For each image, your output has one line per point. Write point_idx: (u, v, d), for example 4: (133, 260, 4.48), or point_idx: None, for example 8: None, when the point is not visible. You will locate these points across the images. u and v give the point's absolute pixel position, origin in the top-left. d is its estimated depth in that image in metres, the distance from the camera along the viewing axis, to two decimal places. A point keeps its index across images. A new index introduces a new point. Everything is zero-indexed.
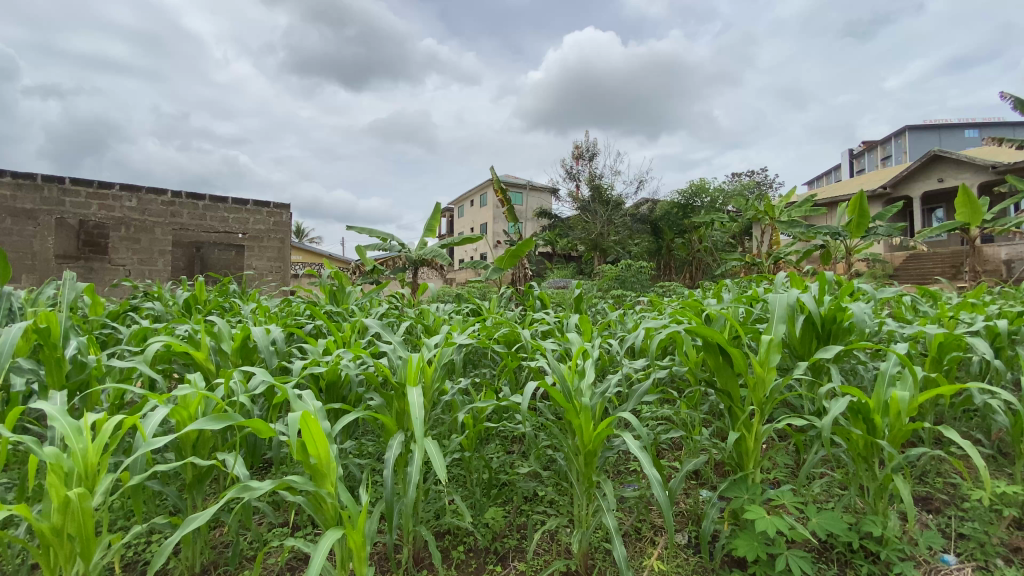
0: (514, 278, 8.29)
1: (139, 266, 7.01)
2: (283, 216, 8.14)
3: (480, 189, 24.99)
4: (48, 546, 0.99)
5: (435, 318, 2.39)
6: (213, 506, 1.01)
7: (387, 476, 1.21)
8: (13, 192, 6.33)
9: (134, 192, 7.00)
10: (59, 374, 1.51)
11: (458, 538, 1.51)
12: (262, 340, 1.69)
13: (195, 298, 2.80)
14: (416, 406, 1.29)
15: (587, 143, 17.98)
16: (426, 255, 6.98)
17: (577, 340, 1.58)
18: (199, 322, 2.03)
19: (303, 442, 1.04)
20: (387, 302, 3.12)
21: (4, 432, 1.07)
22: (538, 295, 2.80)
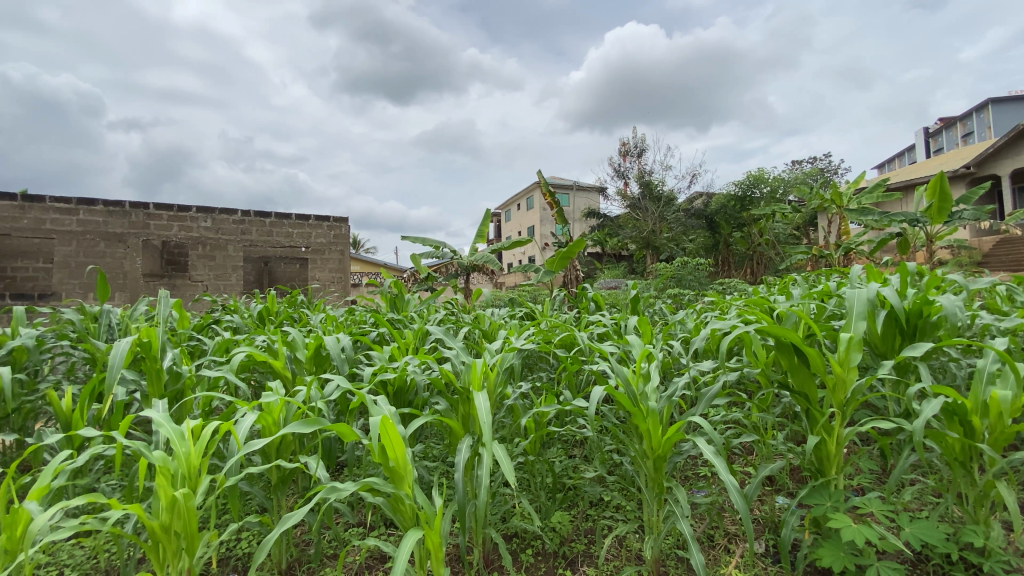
0: (566, 280, 8.27)
1: (216, 282, 7.54)
2: (342, 229, 8.51)
3: (527, 192, 25.02)
4: (157, 542, 1.08)
5: (491, 323, 2.42)
6: (303, 507, 1.08)
7: (457, 479, 1.24)
8: (105, 218, 6.95)
9: (208, 214, 7.54)
10: (158, 383, 1.67)
11: (526, 542, 1.52)
12: (334, 348, 1.78)
13: (268, 310, 2.98)
14: (483, 410, 1.31)
15: (635, 139, 17.64)
16: (478, 260, 7.10)
17: (639, 342, 1.55)
18: (275, 332, 2.16)
19: (381, 446, 1.09)
20: (444, 309, 3.18)
21: (118, 437, 1.18)
22: (593, 296, 2.76)
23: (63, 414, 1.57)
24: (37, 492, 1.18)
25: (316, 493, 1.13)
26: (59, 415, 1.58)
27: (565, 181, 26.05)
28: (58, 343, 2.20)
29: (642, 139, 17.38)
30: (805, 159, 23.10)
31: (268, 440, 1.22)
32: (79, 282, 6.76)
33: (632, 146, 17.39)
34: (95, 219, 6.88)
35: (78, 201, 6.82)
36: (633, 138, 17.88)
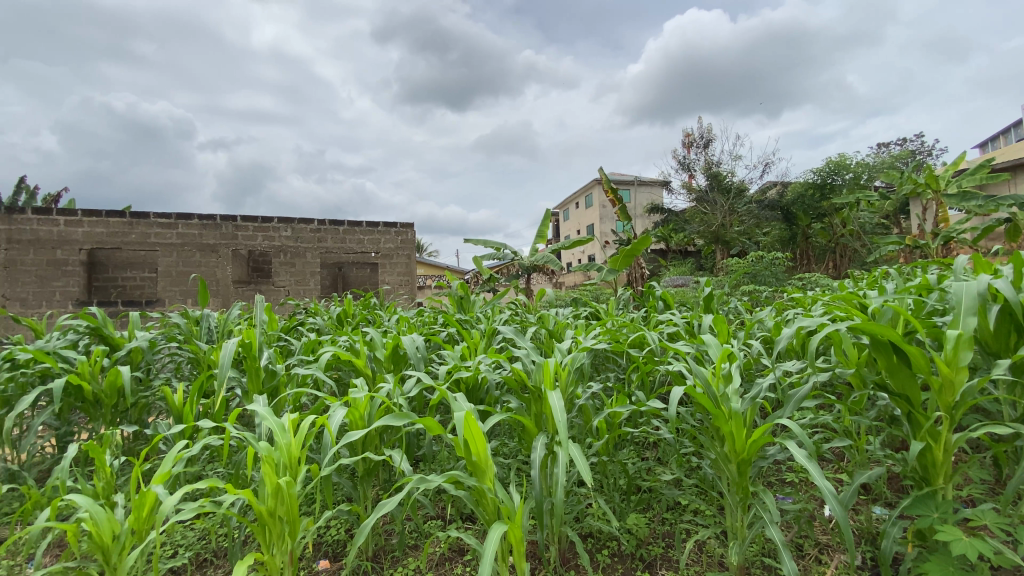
0: (630, 278, 8.14)
1: (296, 287, 8.07)
2: (409, 234, 8.84)
3: (585, 190, 24.68)
4: (264, 525, 1.18)
5: (557, 322, 2.42)
6: (397, 496, 1.17)
7: (534, 476, 1.27)
8: (200, 231, 7.62)
9: (289, 224, 8.08)
10: (258, 380, 1.84)
11: (602, 542, 1.52)
12: (412, 349, 1.87)
13: (345, 313, 3.15)
14: (557, 410, 1.32)
15: (699, 130, 16.99)
16: (539, 261, 7.12)
17: (717, 342, 1.51)
18: (355, 333, 2.29)
19: (465, 440, 1.14)
20: (510, 310, 3.22)
21: (229, 428, 1.30)
22: (661, 295, 2.69)
23: (177, 408, 1.76)
24: (161, 477, 1.32)
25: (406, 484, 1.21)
26: (173, 409, 1.77)
27: (625, 176, 25.47)
28: (168, 343, 2.45)
29: (707, 130, 16.71)
30: (892, 141, 21.30)
31: (361, 434, 1.31)
32: (179, 289, 7.48)
33: (697, 137, 16.75)
34: (191, 232, 7.57)
35: (177, 216, 7.52)
36: (698, 128, 17.23)
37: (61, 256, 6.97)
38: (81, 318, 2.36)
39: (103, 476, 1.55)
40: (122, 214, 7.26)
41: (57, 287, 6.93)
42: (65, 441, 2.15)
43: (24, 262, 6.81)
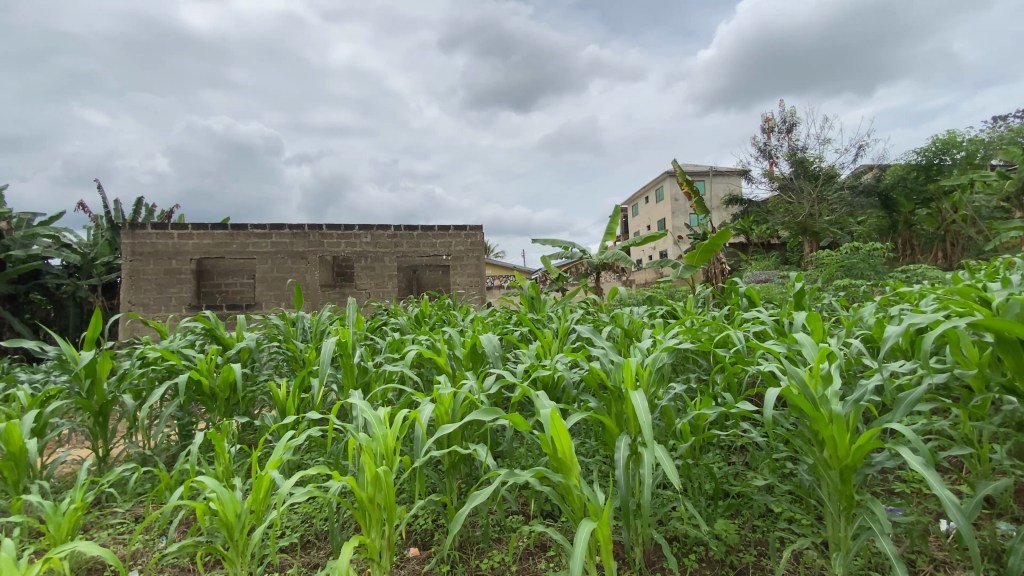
0: (709, 274, 7.80)
1: (375, 290, 8.53)
2: (478, 236, 9.03)
3: (656, 184, 23.90)
4: (365, 510, 1.28)
5: (633, 320, 2.38)
6: (491, 486, 1.26)
7: (618, 475, 1.26)
8: (291, 239, 8.26)
9: (368, 230, 8.55)
10: (351, 375, 2.01)
11: (688, 546, 1.48)
12: (491, 348, 1.93)
13: (423, 314, 3.29)
14: (641, 409, 1.31)
15: (781, 114, 15.93)
16: (608, 259, 7.01)
17: (812, 342, 1.43)
18: (434, 333, 2.39)
19: (551, 438, 1.18)
20: (583, 309, 3.19)
21: (333, 421, 1.42)
22: (743, 292, 2.56)
23: (283, 403, 1.94)
24: (273, 463, 1.47)
25: (496, 476, 1.26)
26: (278, 402, 1.95)
27: (699, 167, 24.36)
28: (269, 343, 2.70)
29: (790, 113, 15.64)
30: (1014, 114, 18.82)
31: (452, 428, 1.41)
32: (275, 294, 8.16)
33: (779, 121, 15.71)
34: (284, 241, 8.23)
35: (271, 227, 8.20)
36: (780, 112, 16.17)
37: (176, 265, 7.82)
38: (197, 321, 2.66)
39: (222, 462, 1.73)
40: (224, 226, 8.03)
41: (173, 293, 7.80)
42: (188, 429, 2.42)
43: (147, 272, 7.71)
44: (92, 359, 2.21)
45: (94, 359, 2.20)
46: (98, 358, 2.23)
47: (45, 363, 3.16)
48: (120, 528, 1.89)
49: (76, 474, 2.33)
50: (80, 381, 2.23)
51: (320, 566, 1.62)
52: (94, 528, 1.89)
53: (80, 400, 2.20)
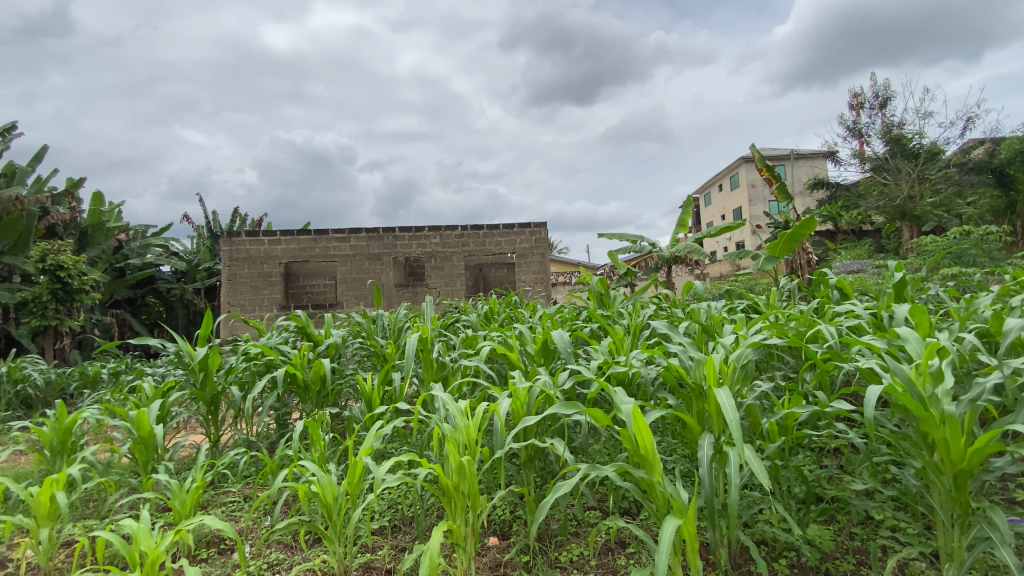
0: (792, 265, 7.34)
1: (444, 288, 8.81)
2: (543, 233, 9.05)
3: (730, 171, 22.70)
4: (451, 496, 1.36)
5: (712, 315, 2.30)
6: (574, 479, 1.30)
7: (703, 474, 1.24)
8: (367, 242, 8.72)
9: (437, 231, 8.83)
10: (432, 369, 2.17)
11: (778, 550, 1.42)
12: (563, 344, 1.94)
13: (492, 311, 3.37)
14: (726, 407, 1.27)
15: (872, 89, 14.59)
16: (680, 252, 6.79)
17: (918, 336, 1.31)
18: (505, 329, 2.44)
19: (633, 434, 1.19)
20: (655, 303, 3.11)
21: (420, 413, 1.51)
22: (834, 283, 2.39)
23: (370, 396, 2.08)
24: (365, 451, 1.59)
25: (579, 468, 1.29)
26: (365, 394, 2.10)
27: (778, 151, 22.84)
28: (354, 339, 2.89)
29: (883, 86, 14.26)
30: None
31: (532, 420, 1.47)
32: (354, 294, 8.65)
33: (869, 97, 14.39)
34: (361, 244, 8.70)
35: (349, 231, 8.70)
36: (871, 86, 14.80)
37: (267, 269, 8.51)
38: (290, 319, 2.89)
39: (316, 450, 1.89)
40: (308, 232, 8.62)
41: (266, 295, 8.49)
42: (285, 418, 2.66)
43: (242, 275, 8.45)
44: (205, 354, 2.47)
45: (206, 355, 2.46)
46: (208, 353, 2.48)
47: (165, 358, 3.57)
48: (233, 505, 2.11)
49: (194, 456, 2.61)
50: (195, 374, 2.50)
51: (406, 550, 1.74)
52: (211, 504, 2.12)
53: (196, 391, 2.47)
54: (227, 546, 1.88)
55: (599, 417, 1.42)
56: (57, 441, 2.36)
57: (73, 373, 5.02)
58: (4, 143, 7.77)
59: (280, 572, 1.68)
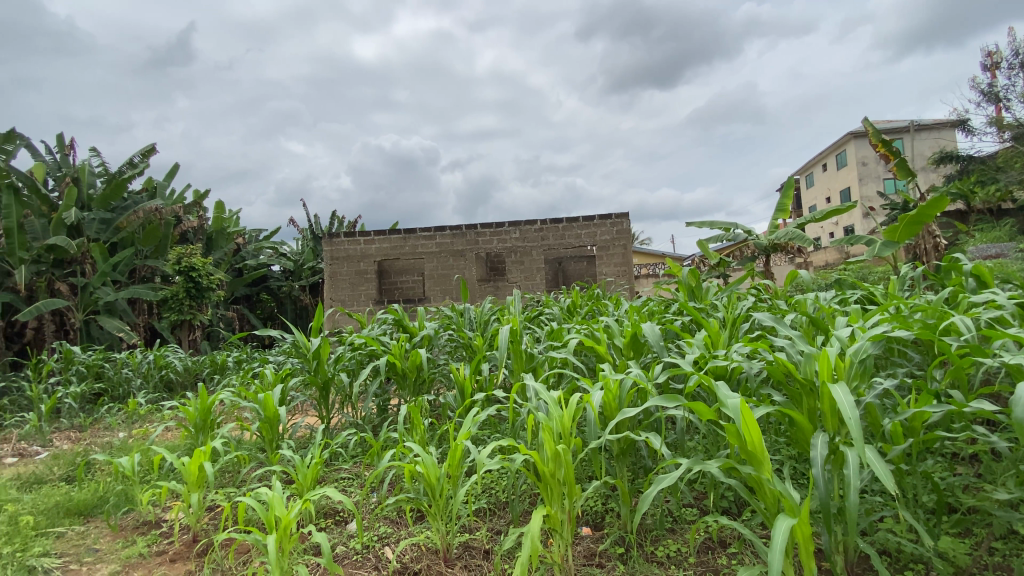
0: (913, 250, 6.56)
1: (525, 282, 8.94)
2: (625, 224, 8.83)
3: (836, 147, 20.62)
4: (547, 484, 1.40)
5: (820, 307, 2.13)
6: (676, 473, 1.29)
7: (817, 475, 1.17)
8: (451, 239, 9.05)
9: (517, 226, 8.94)
10: (521, 360, 2.23)
11: (903, 562, 1.31)
12: (653, 336, 1.89)
13: (575, 304, 3.36)
14: (843, 403, 1.19)
15: (1012, 44, 12.54)
16: (779, 240, 6.34)
17: None
18: (591, 322, 2.44)
19: (740, 430, 1.15)
20: (754, 295, 2.93)
21: (517, 402, 1.57)
22: (971, 269, 2.10)
23: (463, 385, 2.18)
24: (463, 436, 1.69)
25: (683, 462, 1.29)
26: (458, 383, 2.21)
27: (895, 123, 20.36)
28: (445, 331, 3.03)
29: None
30: None
31: (630, 412, 1.46)
32: (440, 289, 9.04)
33: (1008, 54, 12.40)
34: (446, 241, 9.05)
35: (434, 229, 9.07)
36: (1011, 41, 12.73)
37: (362, 267, 9.14)
38: (388, 313, 3.10)
39: (416, 434, 2.05)
40: (397, 231, 9.11)
41: (363, 291, 9.13)
42: (385, 404, 2.88)
43: (341, 273, 9.15)
44: (318, 345, 2.73)
45: (318, 346, 2.72)
46: (320, 344, 2.74)
47: (281, 347, 3.99)
48: (346, 481, 2.34)
49: (310, 435, 2.90)
50: (310, 362, 2.77)
51: (502, 533, 1.83)
52: (327, 480, 2.36)
53: (310, 377, 2.74)
54: (342, 517, 2.08)
55: (700, 410, 1.40)
56: (199, 419, 2.72)
57: (206, 361, 5.75)
58: (144, 163, 9.01)
59: (389, 544, 1.83)
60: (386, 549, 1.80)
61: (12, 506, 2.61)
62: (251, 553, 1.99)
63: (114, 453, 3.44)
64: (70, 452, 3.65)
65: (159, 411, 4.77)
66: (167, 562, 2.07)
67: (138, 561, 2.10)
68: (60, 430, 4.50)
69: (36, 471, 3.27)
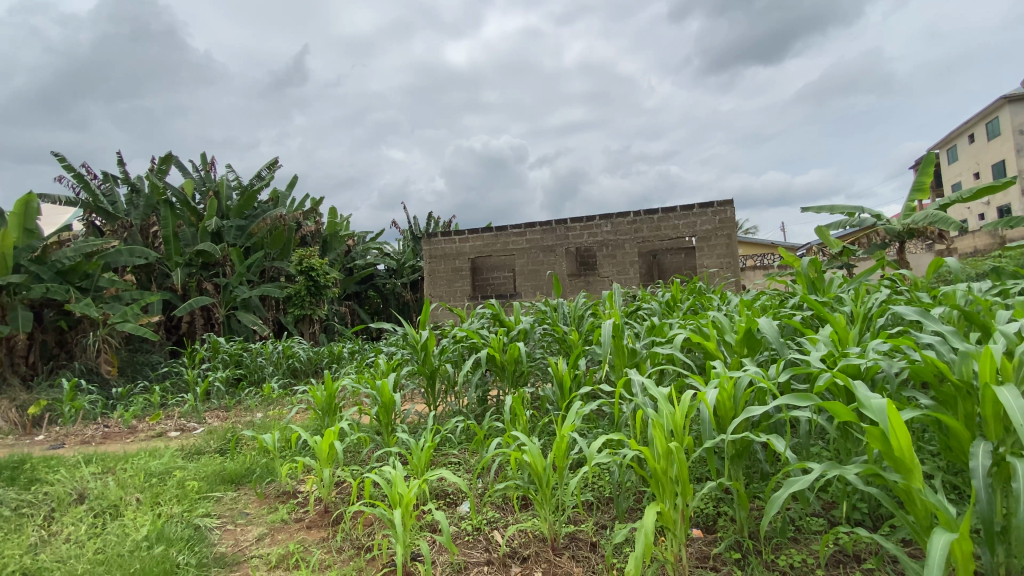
0: None
1: (619, 276, 8.75)
2: (728, 212, 8.29)
3: (987, 114, 17.64)
4: (659, 481, 1.39)
5: (976, 299, 1.85)
6: (807, 477, 1.21)
7: (980, 489, 1.04)
8: (542, 235, 9.11)
9: (608, 219, 8.78)
10: (623, 356, 2.21)
11: None
12: (771, 332, 1.77)
13: (676, 298, 3.24)
14: (1011, 405, 1.05)
15: None
16: (916, 224, 5.57)
17: None
18: (698, 317, 2.35)
19: (885, 433, 1.07)
20: (887, 287, 2.62)
21: (628, 398, 1.57)
22: None
23: (562, 380, 2.21)
24: (569, 428, 1.72)
25: (815, 466, 1.21)
26: (558, 378, 2.24)
27: None
28: (541, 326, 3.08)
29: None
30: None
31: (752, 412, 1.40)
32: (531, 285, 9.14)
33: None
34: (536, 237, 9.14)
35: (525, 225, 9.18)
36: None
37: (457, 265, 9.53)
38: (487, 308, 3.21)
39: (520, 424, 2.13)
40: (489, 229, 9.37)
41: (458, 287, 9.52)
42: (485, 394, 3.00)
43: (439, 270, 9.61)
44: (425, 337, 2.92)
45: (426, 338, 2.91)
46: (427, 337, 2.92)
47: (391, 340, 4.31)
48: (455, 466, 2.48)
49: (420, 421, 3.11)
50: (419, 353, 2.97)
51: (607, 527, 1.83)
52: (438, 463, 2.52)
53: (419, 367, 2.93)
54: (451, 499, 2.21)
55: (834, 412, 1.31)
56: (326, 403, 3.03)
57: (325, 352, 6.35)
58: (269, 175, 10.14)
59: (497, 528, 1.91)
60: (496, 533, 1.88)
61: (180, 472, 3.10)
62: (375, 526, 2.19)
63: (258, 430, 3.95)
64: (221, 428, 4.24)
65: (288, 395, 5.38)
66: (305, 528, 2.34)
67: (282, 526, 2.40)
68: (211, 408, 5.25)
69: (197, 443, 3.85)
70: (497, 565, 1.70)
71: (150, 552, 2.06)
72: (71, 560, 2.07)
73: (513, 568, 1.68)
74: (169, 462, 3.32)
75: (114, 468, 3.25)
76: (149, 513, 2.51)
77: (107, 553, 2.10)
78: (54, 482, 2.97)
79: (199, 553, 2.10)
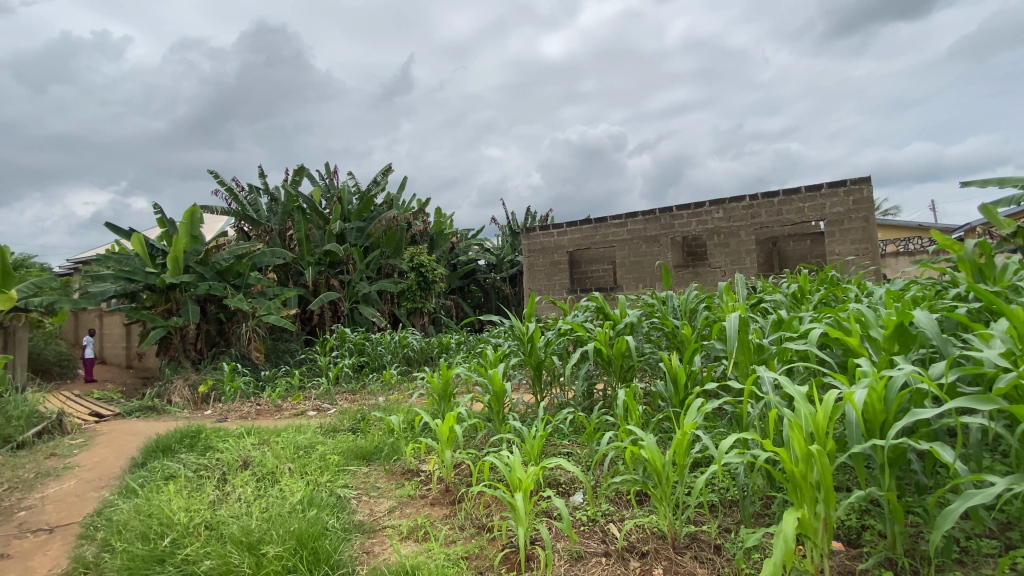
0: None
1: (732, 266, 8.18)
2: (863, 190, 7.35)
3: None
4: (797, 485, 1.30)
5: None
6: (988, 491, 1.07)
7: None
8: (645, 225, 8.80)
9: (720, 205, 8.23)
10: (748, 352, 2.08)
11: None
12: (930, 326, 1.55)
13: (803, 289, 2.96)
14: None
15: None
16: None
17: None
18: (833, 308, 2.13)
19: None
20: None
21: (759, 397, 1.48)
22: None
23: (677, 376, 2.12)
24: (690, 426, 1.66)
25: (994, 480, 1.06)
26: (672, 373, 2.17)
27: None
28: (649, 319, 2.99)
29: None
30: None
31: (913, 416, 1.25)
32: (634, 277, 8.89)
33: None
34: (638, 227, 8.85)
35: (626, 215, 8.94)
36: None
37: (556, 258, 9.58)
38: (592, 301, 3.19)
39: (633, 419, 2.11)
40: (589, 221, 9.26)
41: (559, 280, 9.56)
42: (592, 388, 2.98)
43: (539, 264, 9.73)
44: (532, 329, 2.98)
45: (533, 330, 2.97)
46: (534, 330, 2.99)
47: (498, 331, 4.45)
48: (566, 456, 2.53)
49: (529, 411, 3.19)
50: (527, 345, 3.05)
51: (731, 531, 1.76)
52: (550, 453, 2.58)
53: (526, 359, 3.01)
54: (565, 488, 2.26)
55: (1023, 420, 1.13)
56: (442, 391, 3.24)
57: (436, 342, 6.77)
58: (382, 179, 10.97)
59: (613, 522, 1.91)
60: (612, 525, 1.88)
61: (321, 446, 3.52)
62: (494, 508, 2.30)
63: (385, 412, 4.34)
64: (352, 409, 4.72)
65: (405, 382, 5.82)
66: (430, 505, 2.54)
67: (409, 500, 2.63)
68: (341, 391, 5.85)
69: (334, 422, 4.33)
70: (616, 558, 1.70)
71: (305, 514, 2.36)
72: (243, 515, 2.43)
73: (632, 563, 1.67)
74: (312, 438, 3.77)
75: (269, 440, 3.78)
76: (301, 481, 2.88)
77: (271, 512, 2.44)
78: (224, 449, 3.53)
79: (342, 518, 2.37)
